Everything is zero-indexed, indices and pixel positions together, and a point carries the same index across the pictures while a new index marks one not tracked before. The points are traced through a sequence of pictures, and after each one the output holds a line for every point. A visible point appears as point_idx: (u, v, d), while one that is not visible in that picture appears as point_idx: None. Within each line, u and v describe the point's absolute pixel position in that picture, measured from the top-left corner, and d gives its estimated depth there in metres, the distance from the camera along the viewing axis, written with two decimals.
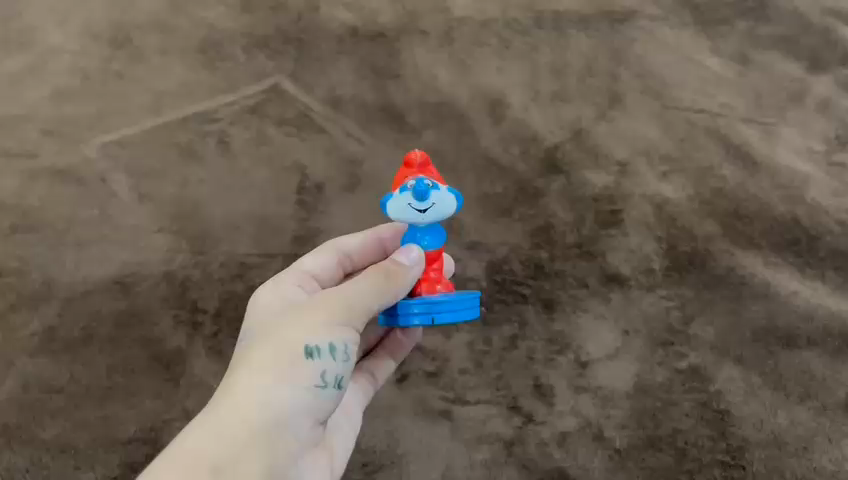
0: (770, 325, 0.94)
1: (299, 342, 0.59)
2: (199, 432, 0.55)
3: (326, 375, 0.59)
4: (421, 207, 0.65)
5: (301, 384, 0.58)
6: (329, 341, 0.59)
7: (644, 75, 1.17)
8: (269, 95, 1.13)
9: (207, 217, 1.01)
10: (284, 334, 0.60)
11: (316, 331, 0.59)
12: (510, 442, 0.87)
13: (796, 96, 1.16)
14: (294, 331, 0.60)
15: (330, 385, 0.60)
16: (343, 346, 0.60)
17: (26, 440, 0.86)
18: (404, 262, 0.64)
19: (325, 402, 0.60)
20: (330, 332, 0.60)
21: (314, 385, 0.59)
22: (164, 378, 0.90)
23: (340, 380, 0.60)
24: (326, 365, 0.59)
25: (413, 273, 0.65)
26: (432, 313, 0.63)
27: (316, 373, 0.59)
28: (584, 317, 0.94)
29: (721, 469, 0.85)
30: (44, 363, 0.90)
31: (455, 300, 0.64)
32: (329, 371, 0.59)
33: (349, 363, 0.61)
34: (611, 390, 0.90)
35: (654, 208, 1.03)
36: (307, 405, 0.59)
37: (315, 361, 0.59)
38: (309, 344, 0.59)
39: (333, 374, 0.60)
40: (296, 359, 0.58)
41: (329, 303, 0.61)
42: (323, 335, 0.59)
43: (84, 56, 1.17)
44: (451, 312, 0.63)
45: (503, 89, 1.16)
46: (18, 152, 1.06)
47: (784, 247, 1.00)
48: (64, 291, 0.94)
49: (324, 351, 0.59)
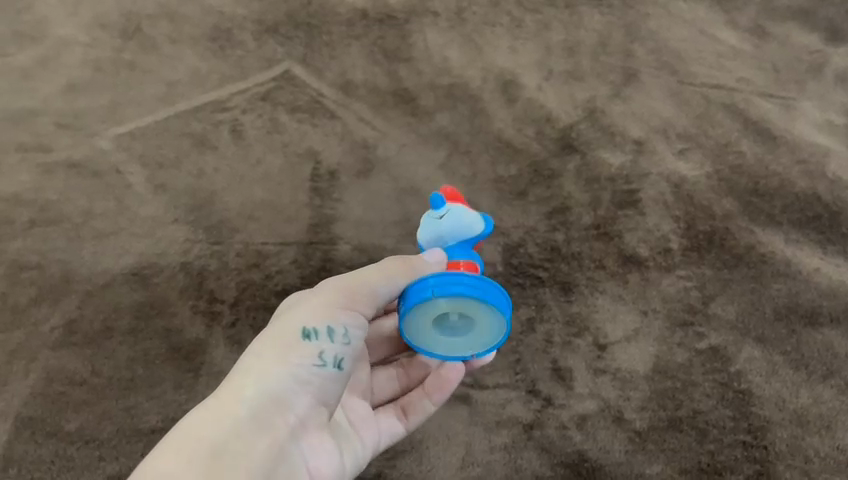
0: (791, 303, 0.93)
1: (296, 325, 0.62)
2: (201, 412, 0.58)
3: (324, 355, 0.61)
4: (438, 214, 0.69)
5: (299, 363, 0.61)
6: (327, 324, 0.62)
7: (659, 51, 1.16)
8: (280, 82, 1.13)
9: (222, 206, 1.01)
10: (287, 320, 0.63)
11: (315, 314, 0.62)
12: (529, 425, 0.87)
13: (815, 68, 1.14)
14: (293, 316, 0.63)
15: (329, 364, 0.62)
16: (342, 328, 0.63)
17: (49, 433, 0.86)
18: (427, 259, 0.67)
19: (328, 384, 0.62)
20: (328, 314, 0.63)
21: (312, 364, 0.61)
22: (185, 369, 0.90)
23: (341, 361, 0.62)
24: (325, 345, 0.62)
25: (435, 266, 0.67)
26: (437, 285, 0.60)
27: (314, 353, 0.61)
28: (602, 298, 0.94)
29: (743, 449, 0.84)
30: (66, 356, 0.90)
31: (465, 276, 0.60)
32: (327, 351, 0.62)
33: (350, 346, 0.63)
34: (630, 372, 0.89)
35: (671, 187, 1.02)
36: (306, 385, 0.61)
37: (313, 341, 0.61)
38: (306, 326, 0.62)
39: (332, 354, 0.62)
40: (294, 340, 0.61)
41: (330, 289, 0.64)
42: (321, 317, 0.62)
43: (95, 48, 1.17)
44: (456, 284, 0.59)
45: (515, 69, 1.14)
46: (34, 146, 1.06)
47: (805, 224, 0.99)
48: (84, 285, 0.95)
49: (321, 333, 0.62)
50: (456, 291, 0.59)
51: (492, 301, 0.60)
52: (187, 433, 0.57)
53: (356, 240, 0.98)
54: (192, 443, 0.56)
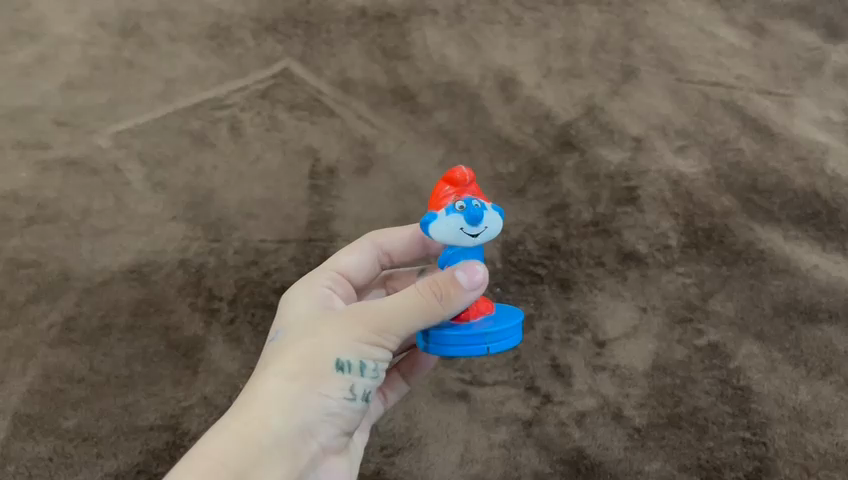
0: (791, 299, 0.93)
1: (330, 354, 0.57)
2: (222, 438, 0.54)
3: (355, 390, 0.58)
4: (474, 232, 0.58)
5: (330, 396, 0.57)
6: (361, 358, 0.58)
7: (658, 48, 1.16)
8: (279, 80, 1.13)
9: (221, 204, 1.01)
10: (318, 344, 0.58)
11: (350, 346, 0.58)
12: (529, 422, 0.86)
13: (815, 65, 1.14)
14: (326, 341, 0.58)
15: (358, 398, 0.59)
16: (375, 361, 0.58)
17: (47, 430, 0.85)
18: (461, 284, 0.56)
19: (353, 414, 0.59)
20: (364, 347, 0.58)
21: (342, 398, 0.58)
22: (183, 366, 0.89)
23: (369, 394, 0.59)
24: (356, 379, 0.58)
25: (469, 298, 0.57)
26: (466, 342, 0.58)
27: (346, 387, 0.57)
28: (600, 295, 0.94)
29: (742, 446, 0.84)
30: (63, 353, 0.89)
31: (494, 331, 0.58)
32: (358, 385, 0.58)
33: (379, 378, 0.60)
34: (629, 369, 0.89)
35: (670, 183, 1.02)
36: (334, 416, 0.58)
37: (345, 376, 0.57)
38: (341, 357, 0.57)
39: (362, 388, 0.58)
40: (327, 371, 0.57)
41: (367, 317, 0.58)
42: (357, 348, 0.57)
43: (94, 45, 1.17)
44: (488, 343, 0.58)
45: (514, 66, 1.15)
46: (32, 143, 1.06)
47: (803, 221, 0.99)
48: (82, 282, 0.94)
49: (355, 366, 0.57)
50: (487, 350, 0.58)
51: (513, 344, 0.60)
52: (206, 461, 0.53)
53: (355, 237, 0.98)
54: (217, 473, 0.52)
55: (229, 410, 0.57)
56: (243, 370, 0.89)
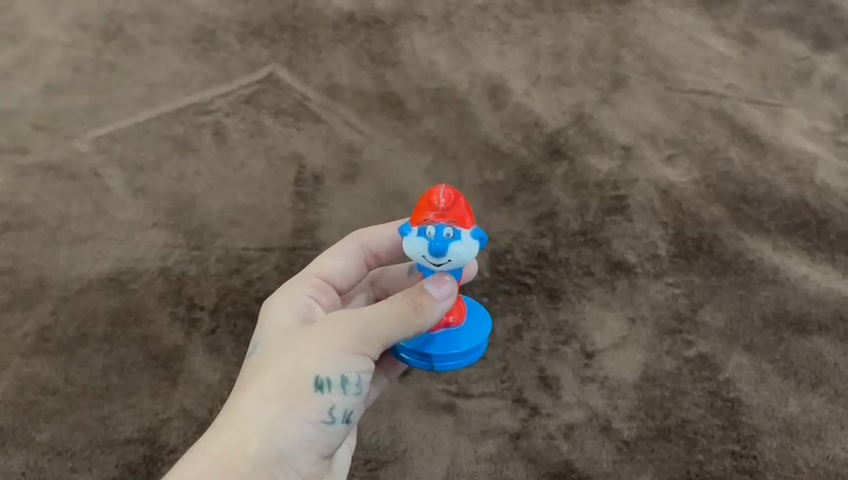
0: (781, 310, 0.92)
1: (308, 372, 0.55)
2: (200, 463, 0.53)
3: (335, 411, 0.56)
4: (436, 260, 0.57)
5: (308, 417, 0.55)
6: (341, 375, 0.56)
7: (647, 57, 1.17)
8: (264, 85, 1.12)
9: (204, 211, 0.99)
10: (296, 360, 0.56)
11: (328, 362, 0.56)
12: (516, 435, 0.84)
13: (803, 75, 1.15)
14: (303, 357, 0.56)
15: (339, 420, 0.57)
16: (355, 378, 0.57)
17: (20, 443, 0.81)
18: (432, 294, 0.58)
19: (334, 436, 0.57)
20: (342, 363, 0.56)
21: (321, 420, 0.56)
22: (161, 377, 0.86)
23: (350, 414, 0.57)
24: (336, 398, 0.56)
25: (443, 306, 0.58)
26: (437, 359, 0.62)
27: (325, 408, 0.56)
28: (589, 305, 0.92)
29: (732, 459, 0.81)
30: (37, 363, 0.86)
31: (461, 351, 0.62)
32: (338, 405, 0.56)
33: (360, 397, 0.58)
34: (618, 381, 0.87)
35: (659, 192, 1.01)
36: (313, 440, 0.56)
37: (324, 394, 0.55)
38: (319, 375, 0.55)
39: (343, 409, 0.57)
40: (305, 391, 0.55)
41: (344, 330, 0.57)
42: (335, 365, 0.56)
43: (76, 49, 1.16)
44: (454, 362, 0.62)
45: (503, 74, 1.14)
46: (10, 147, 1.04)
47: (793, 231, 0.98)
48: (59, 290, 0.91)
49: (334, 384, 0.56)
50: (452, 366, 0.63)
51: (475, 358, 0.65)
52: None
53: None
54: None
55: (207, 433, 0.55)
56: (223, 381, 0.85)
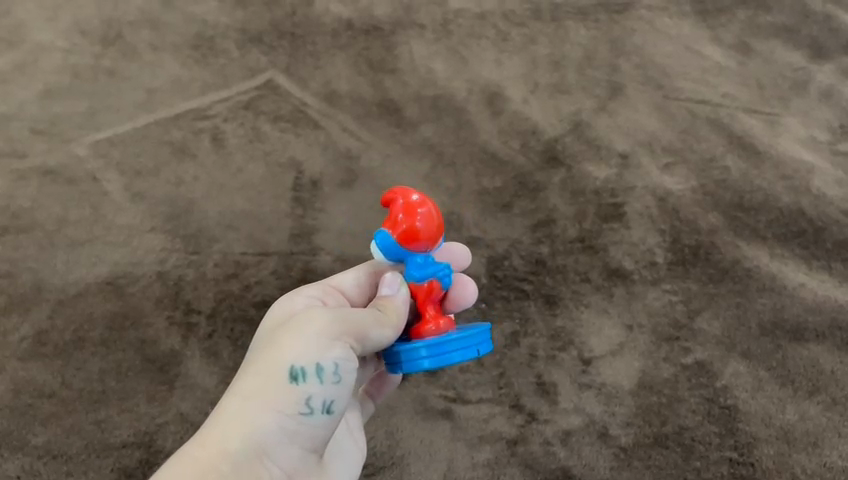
0: (778, 318, 0.92)
1: (282, 362, 0.55)
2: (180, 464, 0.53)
3: (312, 400, 0.55)
4: None
5: (285, 409, 0.55)
6: (315, 363, 0.55)
7: (644, 66, 1.17)
8: (263, 91, 1.12)
9: (202, 216, 0.99)
10: (272, 354, 0.56)
11: (302, 352, 0.55)
12: (513, 441, 0.84)
13: (799, 84, 1.16)
14: (279, 349, 0.56)
15: (318, 411, 0.56)
16: (332, 365, 0.56)
17: (16, 447, 0.81)
18: (387, 292, 0.63)
19: (317, 429, 0.56)
20: (317, 351, 0.55)
21: (300, 411, 0.55)
22: (158, 381, 0.86)
23: (332, 405, 0.56)
24: (313, 388, 0.55)
25: (400, 300, 0.63)
26: (401, 359, 0.59)
27: (302, 398, 0.55)
28: (586, 312, 0.92)
29: (729, 466, 0.82)
30: (34, 367, 0.86)
31: (423, 344, 0.58)
32: (315, 394, 0.55)
33: (341, 386, 0.56)
34: (615, 387, 0.87)
35: (657, 200, 1.02)
36: (293, 433, 0.55)
37: (300, 384, 0.55)
38: (294, 365, 0.55)
39: (321, 398, 0.55)
40: (281, 381, 0.55)
41: (318, 321, 0.57)
42: (309, 353, 0.55)
43: (75, 53, 1.16)
44: (420, 358, 0.58)
45: (501, 82, 1.15)
46: (9, 151, 1.04)
47: (790, 239, 0.98)
48: (55, 294, 0.91)
49: (310, 373, 0.55)
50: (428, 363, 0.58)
51: (458, 358, 0.59)
52: None
53: (338, 251, 0.96)
54: None
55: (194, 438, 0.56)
56: (220, 386, 0.86)
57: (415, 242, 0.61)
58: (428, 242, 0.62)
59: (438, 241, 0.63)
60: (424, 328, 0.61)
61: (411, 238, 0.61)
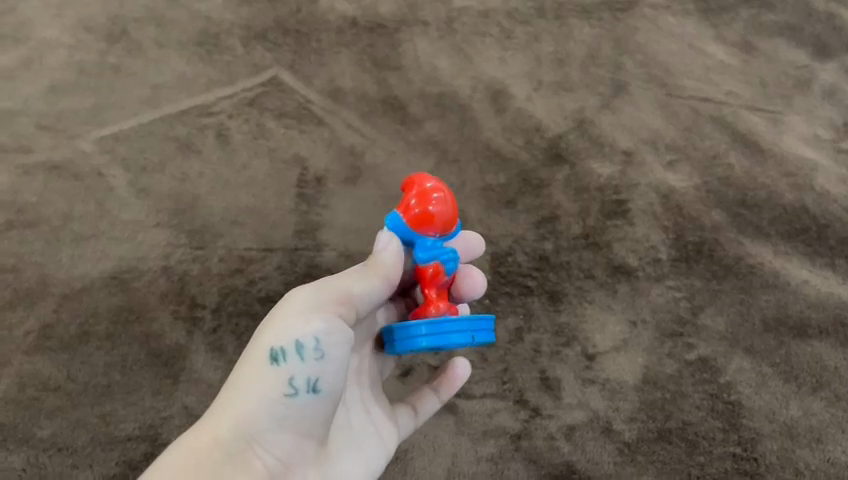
0: (781, 314, 0.92)
1: (264, 346, 0.58)
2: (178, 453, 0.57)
3: (294, 380, 0.57)
4: None
5: (270, 392, 0.57)
6: (294, 343, 0.58)
7: (648, 64, 1.17)
8: (267, 88, 1.12)
9: (206, 211, 0.99)
10: (258, 341, 0.59)
11: (281, 334, 0.58)
12: (517, 435, 0.85)
13: (802, 83, 1.16)
14: (263, 335, 0.59)
15: (303, 390, 0.58)
16: (312, 342, 0.58)
17: (21, 439, 0.83)
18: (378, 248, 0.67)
19: (306, 408, 0.58)
20: (295, 331, 0.58)
21: (284, 392, 0.57)
22: (163, 375, 0.88)
23: (316, 382, 0.58)
24: (294, 367, 0.57)
25: (390, 256, 0.66)
26: (401, 337, 0.62)
27: (284, 378, 0.57)
28: (590, 308, 0.93)
29: (733, 461, 0.83)
30: (40, 361, 0.87)
31: (422, 323, 0.61)
32: (297, 373, 0.57)
33: (324, 363, 0.58)
34: (619, 383, 0.88)
35: (660, 197, 1.02)
36: (281, 416, 0.58)
37: (281, 365, 0.57)
38: (274, 347, 0.58)
39: (304, 378, 0.57)
40: (264, 364, 0.58)
41: (298, 302, 0.60)
42: (289, 335, 0.58)
43: (79, 49, 1.16)
44: (420, 336, 0.61)
45: (505, 79, 1.15)
46: (14, 147, 1.04)
47: (794, 236, 0.99)
48: (61, 288, 0.92)
49: (290, 352, 0.58)
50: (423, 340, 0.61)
51: (456, 341, 0.60)
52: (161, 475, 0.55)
53: (343, 247, 0.97)
54: None
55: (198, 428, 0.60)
56: (225, 380, 0.87)
57: (424, 226, 0.64)
58: (438, 228, 0.65)
59: (450, 228, 0.66)
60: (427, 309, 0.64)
61: (422, 222, 0.64)
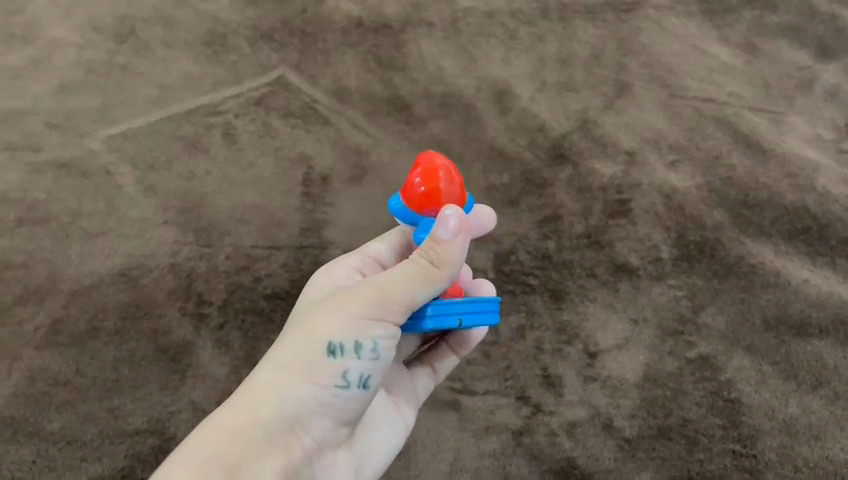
0: (781, 313, 0.93)
1: (322, 337, 0.58)
2: (214, 426, 0.56)
3: (349, 374, 0.58)
4: None
5: (321, 382, 0.58)
6: (354, 341, 0.58)
7: (651, 65, 1.18)
8: (274, 88, 1.13)
9: (213, 209, 1.00)
10: (310, 327, 0.59)
11: (341, 328, 0.58)
12: (519, 431, 0.86)
13: (805, 84, 1.17)
14: (319, 323, 0.59)
15: (354, 384, 0.59)
16: (370, 343, 0.58)
17: (31, 432, 0.85)
18: (442, 237, 0.58)
19: (351, 400, 0.60)
20: (355, 328, 0.58)
21: (336, 384, 0.58)
22: (170, 370, 0.89)
23: (367, 380, 0.59)
24: (350, 363, 0.58)
25: (455, 245, 0.59)
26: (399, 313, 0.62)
27: (338, 372, 0.58)
28: (592, 307, 0.94)
29: (732, 458, 0.85)
30: (50, 356, 0.89)
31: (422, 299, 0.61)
32: (352, 370, 0.58)
33: (377, 363, 0.59)
34: (620, 380, 0.89)
35: (663, 197, 1.03)
36: (327, 404, 0.59)
37: (337, 359, 0.58)
38: (332, 341, 0.58)
39: (358, 373, 0.59)
40: (319, 355, 0.58)
41: (361, 296, 0.59)
42: (349, 330, 0.58)
43: (88, 49, 1.17)
44: (420, 314, 0.60)
45: (509, 80, 1.15)
46: (24, 145, 1.05)
47: (795, 236, 0.99)
48: (70, 284, 0.93)
49: (348, 349, 0.58)
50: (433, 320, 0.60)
51: (459, 321, 0.60)
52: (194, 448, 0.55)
53: (347, 245, 0.98)
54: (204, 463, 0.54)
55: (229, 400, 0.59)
56: (231, 376, 0.89)
57: (432, 206, 0.61)
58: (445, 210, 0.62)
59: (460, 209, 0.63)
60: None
61: (429, 201, 0.61)
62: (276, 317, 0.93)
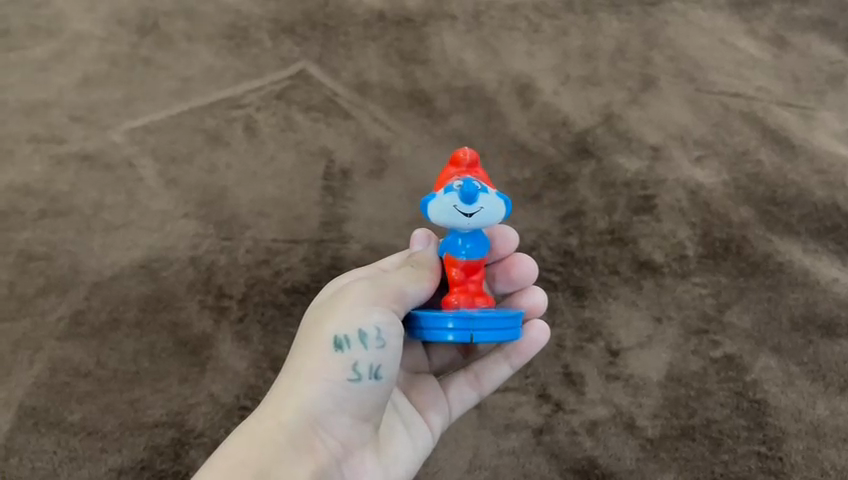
0: (809, 313, 0.91)
1: (328, 334, 0.60)
2: (239, 437, 0.58)
3: (358, 366, 0.59)
4: (467, 211, 0.62)
5: (332, 377, 0.59)
6: (357, 332, 0.59)
7: (677, 58, 1.16)
8: (295, 81, 1.12)
9: (234, 202, 1.00)
10: (317, 330, 0.61)
11: (345, 322, 0.60)
12: (539, 429, 0.85)
13: (836, 78, 1.14)
14: (325, 324, 0.61)
15: (366, 376, 0.59)
16: (373, 331, 0.59)
17: (52, 423, 0.84)
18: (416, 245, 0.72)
19: (366, 394, 0.60)
20: (359, 320, 0.59)
21: (347, 378, 0.59)
22: (189, 363, 0.89)
23: (377, 369, 0.59)
24: (358, 354, 0.59)
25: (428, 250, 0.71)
26: (427, 326, 0.60)
27: (347, 365, 0.59)
28: (615, 304, 0.92)
29: (757, 460, 0.82)
30: (71, 347, 0.89)
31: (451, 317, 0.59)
32: (360, 360, 0.59)
33: (386, 351, 0.59)
34: (643, 379, 0.87)
35: (688, 193, 1.01)
36: (342, 401, 0.59)
37: (344, 352, 0.59)
38: (337, 335, 0.59)
39: (367, 364, 0.59)
40: (327, 352, 0.59)
41: (360, 292, 0.61)
42: (352, 322, 0.59)
43: (111, 42, 1.18)
44: (445, 326, 0.59)
45: (531, 74, 1.14)
46: (47, 137, 1.06)
47: (824, 234, 0.97)
48: (92, 277, 0.94)
49: (353, 341, 0.59)
50: (452, 334, 0.59)
51: (481, 336, 0.59)
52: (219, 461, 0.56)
53: (367, 239, 0.97)
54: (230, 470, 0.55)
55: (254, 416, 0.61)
56: (250, 369, 0.88)
57: None
58: None
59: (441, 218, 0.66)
60: (451, 299, 0.64)
61: None
62: (295, 311, 0.92)
